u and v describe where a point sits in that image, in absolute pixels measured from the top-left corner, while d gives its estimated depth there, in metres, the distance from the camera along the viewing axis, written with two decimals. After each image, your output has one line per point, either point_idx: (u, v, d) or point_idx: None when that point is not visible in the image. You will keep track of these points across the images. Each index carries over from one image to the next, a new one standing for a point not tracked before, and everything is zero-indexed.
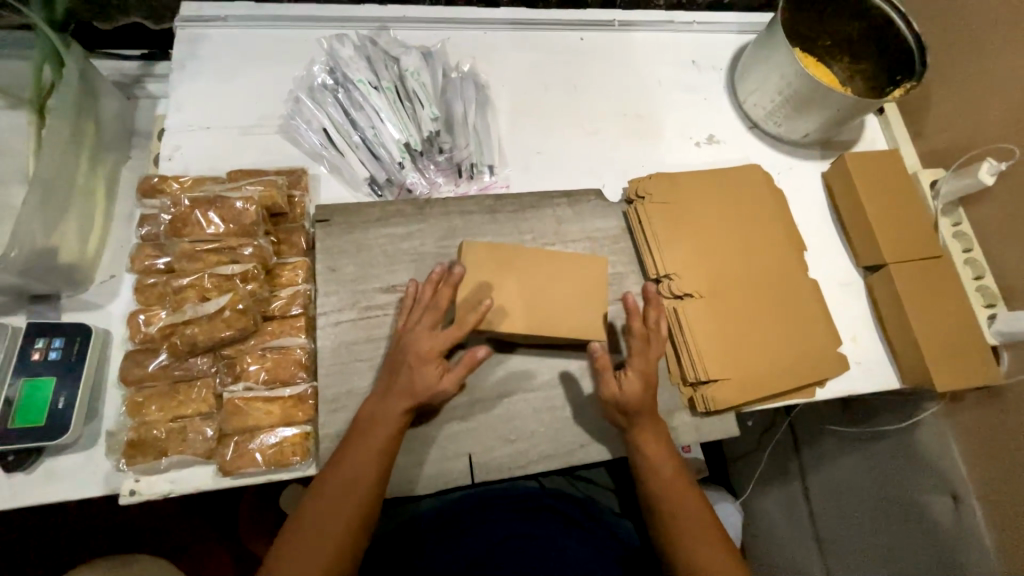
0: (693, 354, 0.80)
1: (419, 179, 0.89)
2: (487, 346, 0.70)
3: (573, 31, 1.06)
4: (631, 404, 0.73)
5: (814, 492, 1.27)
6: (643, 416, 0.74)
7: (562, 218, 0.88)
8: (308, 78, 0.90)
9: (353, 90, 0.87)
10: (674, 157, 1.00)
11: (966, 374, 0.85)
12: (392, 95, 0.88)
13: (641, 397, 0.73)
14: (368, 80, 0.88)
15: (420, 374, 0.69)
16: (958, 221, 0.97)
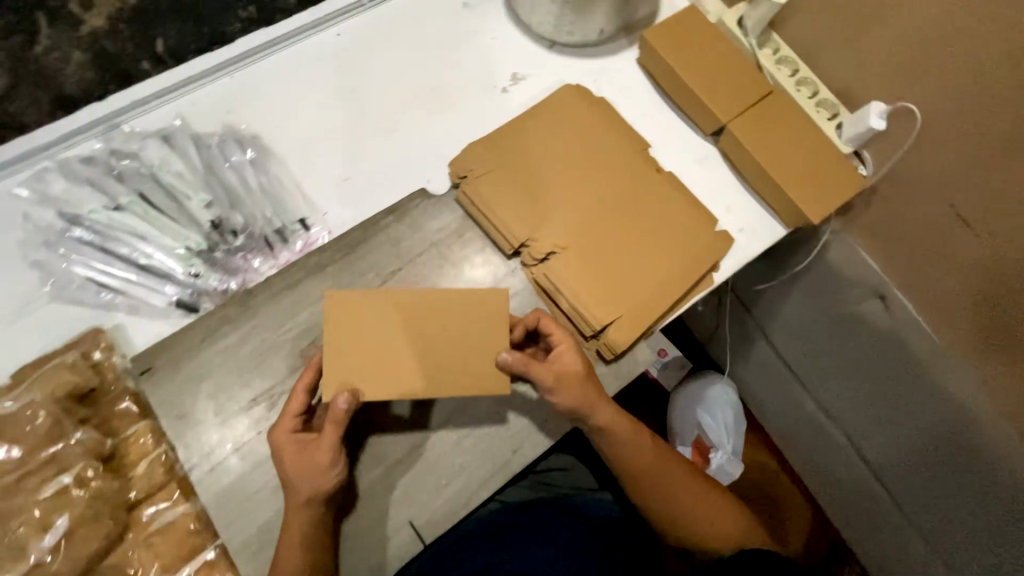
0: (580, 309, 0.77)
1: (224, 277, 0.77)
2: (349, 390, 0.63)
3: (324, 32, 0.94)
4: (581, 390, 0.70)
5: (778, 347, 1.30)
6: (603, 405, 0.72)
7: (397, 237, 0.80)
8: (47, 230, 0.76)
9: (92, 225, 0.76)
10: (490, 115, 0.91)
11: (833, 195, 0.85)
12: (139, 209, 0.76)
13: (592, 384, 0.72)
14: (118, 202, 0.76)
15: (292, 453, 0.64)
16: (777, 47, 0.94)
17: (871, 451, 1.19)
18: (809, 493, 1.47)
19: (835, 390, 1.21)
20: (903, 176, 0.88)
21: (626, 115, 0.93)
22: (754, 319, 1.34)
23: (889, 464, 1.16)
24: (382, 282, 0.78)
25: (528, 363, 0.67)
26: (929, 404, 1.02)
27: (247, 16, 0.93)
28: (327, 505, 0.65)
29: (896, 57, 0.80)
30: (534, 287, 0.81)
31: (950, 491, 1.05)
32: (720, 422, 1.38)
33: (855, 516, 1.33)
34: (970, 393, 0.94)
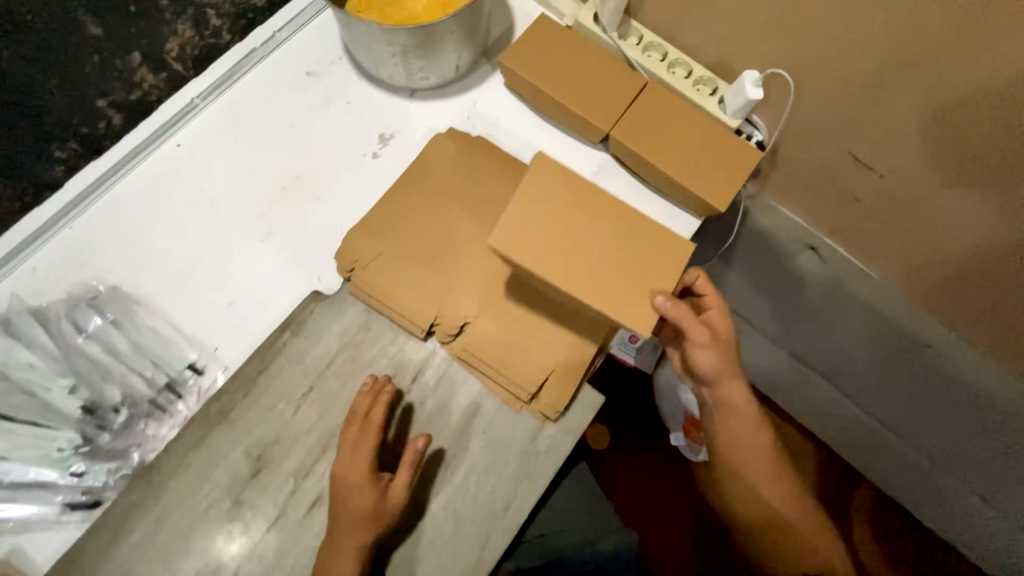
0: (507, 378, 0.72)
1: (110, 465, 0.68)
2: (425, 435, 0.67)
3: (163, 146, 0.84)
4: (715, 360, 0.77)
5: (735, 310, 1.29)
6: (731, 377, 0.79)
7: (298, 353, 0.72)
8: None
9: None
10: (367, 187, 0.83)
11: (735, 175, 0.82)
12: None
13: (725, 360, 0.78)
14: None
15: (351, 489, 0.64)
16: (641, 35, 0.90)
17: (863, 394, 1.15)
18: (826, 447, 1.38)
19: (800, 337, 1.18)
20: (798, 131, 0.85)
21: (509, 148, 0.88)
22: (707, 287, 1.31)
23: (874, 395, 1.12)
24: (295, 409, 0.70)
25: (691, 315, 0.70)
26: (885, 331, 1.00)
27: (65, 154, 0.81)
28: None
29: (754, 20, 0.76)
30: (455, 367, 0.74)
31: (933, 413, 1.03)
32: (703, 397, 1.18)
33: (861, 457, 1.27)
34: (918, 318, 0.95)
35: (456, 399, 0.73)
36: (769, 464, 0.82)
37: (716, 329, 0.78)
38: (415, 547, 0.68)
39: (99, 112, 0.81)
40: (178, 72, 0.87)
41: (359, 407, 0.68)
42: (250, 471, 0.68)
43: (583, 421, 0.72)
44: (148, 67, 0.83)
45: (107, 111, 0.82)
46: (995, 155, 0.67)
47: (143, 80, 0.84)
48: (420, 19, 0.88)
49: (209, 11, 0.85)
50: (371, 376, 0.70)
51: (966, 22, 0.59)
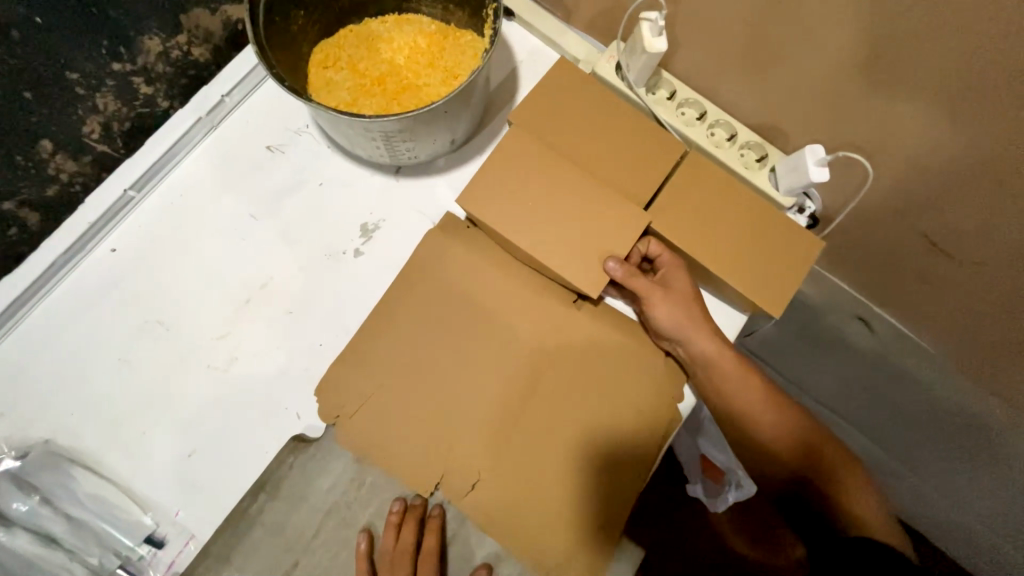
0: (522, 547, 0.61)
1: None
2: (487, 565, 0.62)
3: (94, 252, 0.70)
4: (670, 311, 0.66)
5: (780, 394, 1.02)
6: (699, 326, 0.66)
7: (280, 520, 0.61)
8: None
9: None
10: (348, 294, 0.69)
11: (793, 270, 0.68)
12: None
13: (687, 310, 0.66)
14: None
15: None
16: (674, 88, 0.74)
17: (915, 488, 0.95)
18: None
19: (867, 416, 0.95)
20: (863, 210, 0.71)
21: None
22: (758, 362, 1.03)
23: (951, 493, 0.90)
24: None
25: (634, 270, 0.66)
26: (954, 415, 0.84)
27: None
28: None
29: (816, 88, 0.61)
30: (464, 529, 0.64)
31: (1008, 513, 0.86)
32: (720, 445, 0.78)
33: None
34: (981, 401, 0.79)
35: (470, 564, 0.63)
36: (782, 417, 0.70)
37: (676, 285, 0.68)
38: None
39: (8, 216, 0.65)
40: (107, 153, 0.71)
41: (398, 543, 0.61)
42: None
43: None
44: (64, 154, 0.66)
45: (19, 213, 0.66)
46: None
47: (61, 170, 0.67)
48: (403, 75, 0.72)
49: (136, 80, 0.68)
50: (399, 501, 0.62)
51: None
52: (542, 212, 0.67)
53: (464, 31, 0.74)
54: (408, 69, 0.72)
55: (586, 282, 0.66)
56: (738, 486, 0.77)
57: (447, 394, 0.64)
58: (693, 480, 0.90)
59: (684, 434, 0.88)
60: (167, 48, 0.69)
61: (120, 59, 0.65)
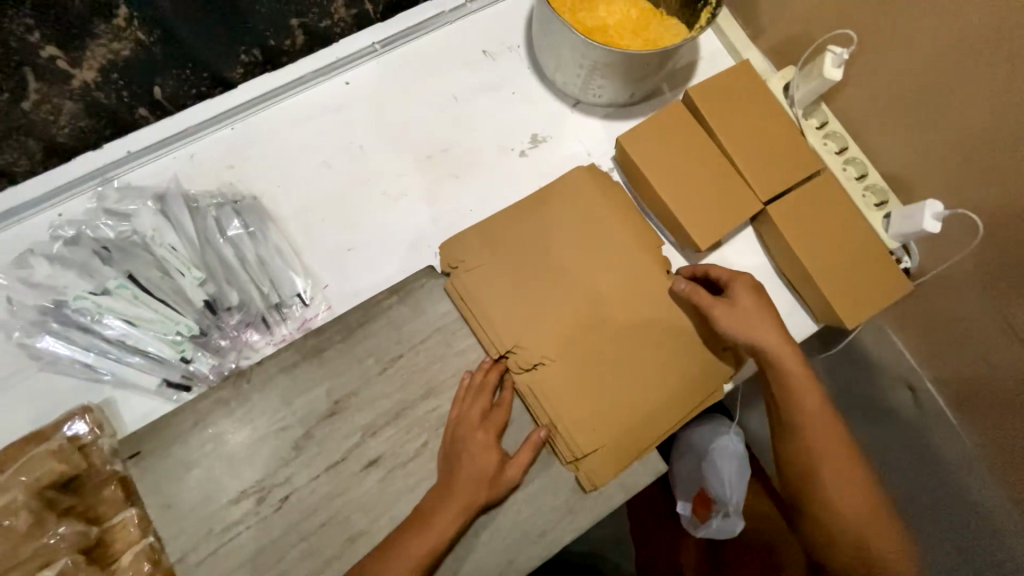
0: (563, 434, 0.71)
1: (212, 361, 0.73)
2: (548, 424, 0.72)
3: (332, 78, 0.88)
4: (737, 323, 0.71)
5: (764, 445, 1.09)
6: (765, 332, 0.71)
7: (400, 320, 0.76)
8: (30, 305, 0.71)
9: (71, 314, 0.69)
10: (504, 182, 0.85)
11: (876, 299, 0.77)
12: (127, 294, 0.70)
13: (752, 318, 0.72)
14: (103, 284, 0.70)
15: (475, 453, 0.69)
16: (826, 120, 0.85)
17: None
18: None
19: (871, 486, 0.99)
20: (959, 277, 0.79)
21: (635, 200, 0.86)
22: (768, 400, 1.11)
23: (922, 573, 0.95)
24: (382, 369, 0.74)
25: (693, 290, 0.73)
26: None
27: (248, 59, 0.85)
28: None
29: (961, 153, 0.71)
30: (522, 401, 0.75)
31: None
32: (729, 480, 0.97)
33: None
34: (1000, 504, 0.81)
35: (531, 426, 0.74)
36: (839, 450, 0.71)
37: (744, 296, 0.72)
38: (463, 546, 0.69)
39: (288, 30, 0.84)
40: (366, 12, 0.90)
41: (484, 379, 0.73)
42: (326, 411, 0.72)
43: (639, 483, 0.73)
44: (343, 2, 0.85)
45: (295, 30, 0.85)
46: None
47: (336, 13, 0.86)
48: (609, 34, 0.86)
49: None
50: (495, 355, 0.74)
51: None
52: (683, 173, 0.80)
53: (671, 15, 0.87)
54: (615, 29, 0.87)
55: (698, 238, 0.78)
56: (727, 515, 0.98)
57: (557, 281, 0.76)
58: (680, 497, 1.06)
59: (692, 461, 1.05)
60: None
61: None
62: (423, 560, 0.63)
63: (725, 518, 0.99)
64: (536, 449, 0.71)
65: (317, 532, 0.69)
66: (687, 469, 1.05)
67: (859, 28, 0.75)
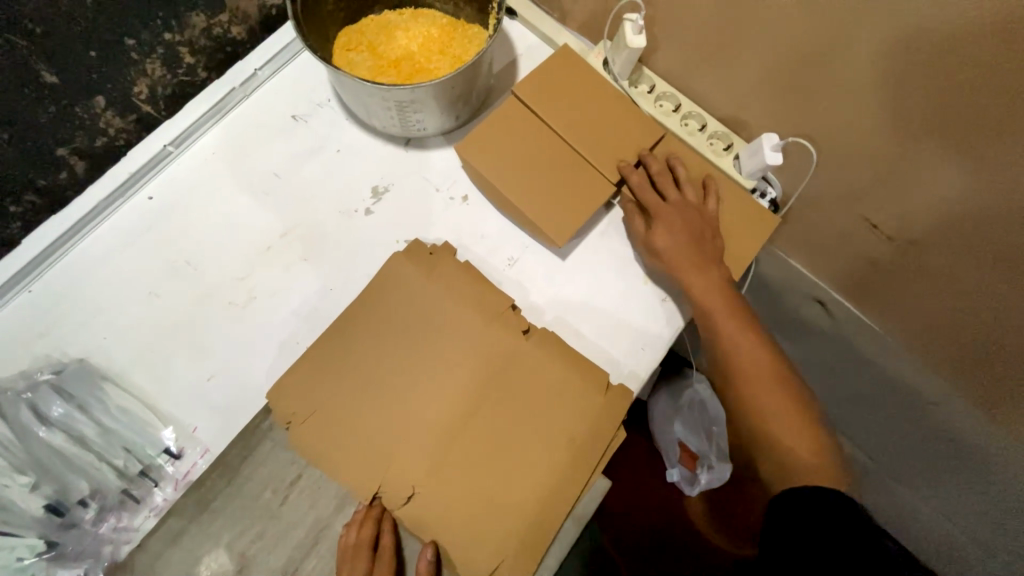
0: (462, 553, 0.64)
1: (75, 574, 0.63)
2: (432, 542, 0.65)
3: (131, 197, 0.78)
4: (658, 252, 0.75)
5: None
6: (687, 267, 0.73)
7: (286, 437, 0.68)
8: None
9: None
10: (357, 247, 0.78)
11: (754, 240, 0.78)
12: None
13: (680, 242, 0.73)
14: None
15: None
16: (653, 83, 0.85)
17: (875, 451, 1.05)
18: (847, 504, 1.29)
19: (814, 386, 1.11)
20: (816, 195, 0.81)
21: (502, 219, 0.81)
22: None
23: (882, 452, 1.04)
24: (282, 499, 0.66)
25: (631, 209, 0.79)
26: (896, 385, 0.94)
27: (22, 208, 0.74)
28: None
29: (772, 83, 0.72)
30: (408, 530, 0.67)
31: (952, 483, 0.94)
32: (700, 433, 1.00)
33: None
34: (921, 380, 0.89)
35: (420, 546, 0.67)
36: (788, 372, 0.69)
37: (680, 214, 0.74)
38: None
39: (58, 161, 0.74)
40: (148, 113, 0.80)
41: (359, 536, 0.64)
42: (234, 567, 0.64)
43: (589, 508, 0.69)
44: (113, 111, 0.75)
45: (68, 159, 0.74)
46: (1007, 248, 0.64)
47: (110, 126, 0.76)
48: (416, 60, 0.82)
49: (182, 50, 0.77)
50: (368, 500, 0.65)
51: (991, 126, 0.56)
52: (532, 180, 0.77)
53: (472, 23, 0.84)
54: (421, 53, 0.82)
55: (558, 236, 0.75)
56: (711, 467, 0.99)
57: (440, 337, 0.71)
58: (670, 464, 1.10)
59: (665, 426, 1.08)
60: (211, 25, 0.78)
61: (171, 30, 0.73)
62: None
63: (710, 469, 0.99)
64: (431, 575, 0.64)
65: None
66: (665, 435, 1.09)
67: None
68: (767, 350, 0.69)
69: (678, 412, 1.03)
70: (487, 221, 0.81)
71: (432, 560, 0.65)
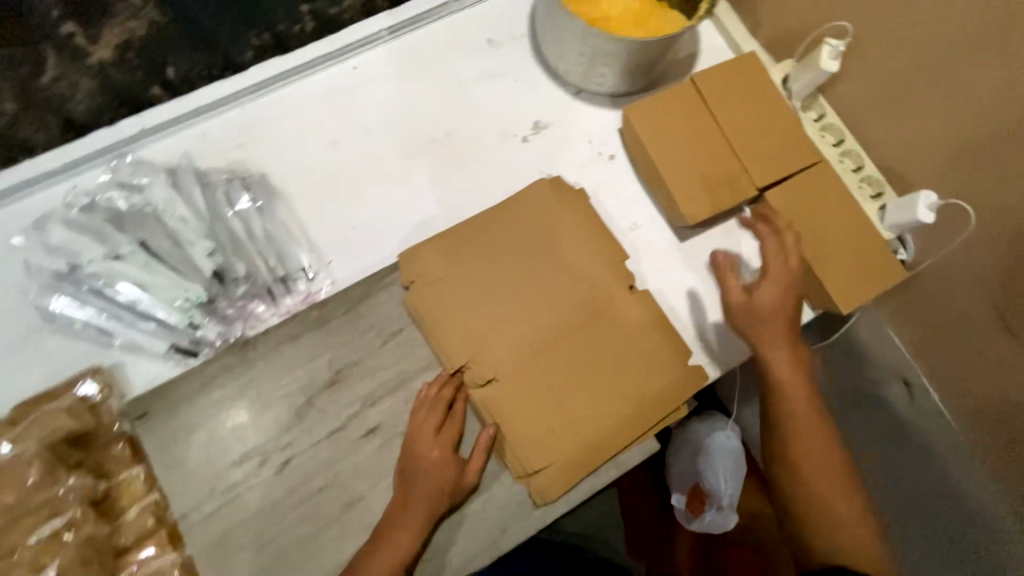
0: (516, 446, 0.71)
1: (221, 329, 0.76)
2: (494, 424, 0.72)
3: (340, 63, 0.90)
4: (760, 313, 0.73)
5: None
6: (788, 332, 0.72)
7: (401, 296, 0.78)
8: (47, 268, 0.75)
9: (90, 277, 0.73)
10: (505, 167, 0.87)
11: (870, 285, 0.79)
12: (138, 259, 0.74)
13: (779, 311, 0.72)
14: (106, 252, 0.74)
15: (432, 464, 0.69)
16: (823, 113, 0.87)
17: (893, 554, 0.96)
18: None
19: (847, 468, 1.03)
20: (941, 272, 0.81)
21: (638, 187, 0.87)
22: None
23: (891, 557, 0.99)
24: (381, 343, 0.77)
25: (726, 270, 0.76)
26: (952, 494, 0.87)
27: (260, 42, 0.89)
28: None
29: (949, 146, 0.73)
30: (476, 412, 0.74)
31: None
32: (724, 473, 0.94)
33: None
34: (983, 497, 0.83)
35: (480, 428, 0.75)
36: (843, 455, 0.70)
37: (776, 288, 0.73)
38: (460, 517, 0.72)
39: (299, 15, 0.90)
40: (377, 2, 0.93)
41: (437, 395, 0.72)
42: (327, 380, 0.75)
43: (632, 461, 0.74)
44: None
45: (306, 16, 0.90)
46: None
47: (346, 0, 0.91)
48: (610, 24, 0.88)
49: None
50: (451, 370, 0.74)
51: None
52: (682, 159, 0.81)
53: (673, 8, 0.89)
54: (616, 20, 0.88)
55: (689, 214, 0.80)
56: (720, 509, 0.94)
57: (556, 263, 0.79)
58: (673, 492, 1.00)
59: (683, 451, 0.99)
60: None
61: None
62: (427, 523, 0.68)
63: (721, 512, 0.94)
64: (486, 452, 0.72)
65: (316, 496, 0.71)
66: (681, 462, 1.01)
67: (857, 21, 0.77)
68: (834, 441, 0.70)
69: (706, 443, 0.97)
70: (623, 185, 0.87)
71: (490, 440, 0.72)
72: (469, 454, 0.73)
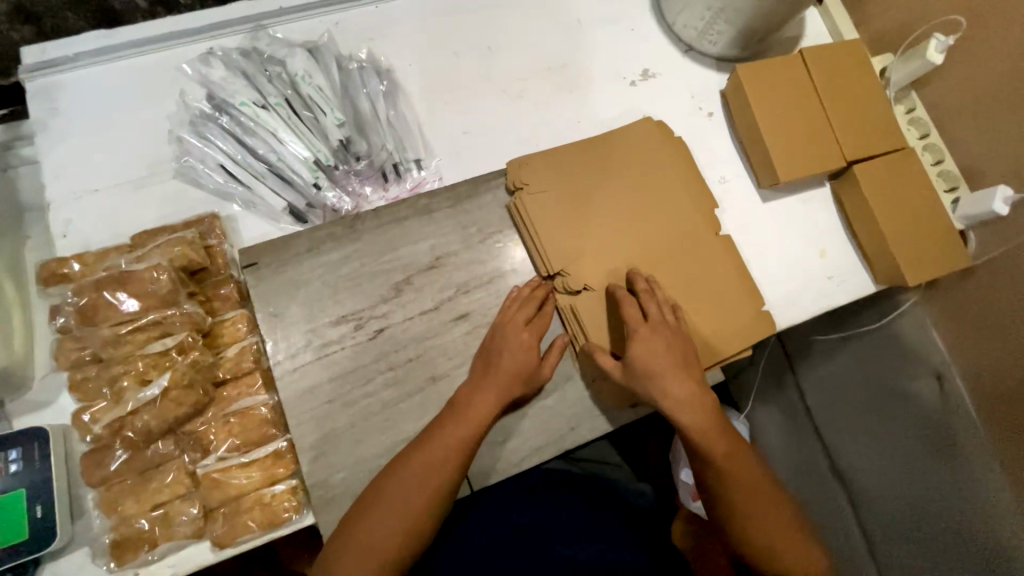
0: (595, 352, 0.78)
1: (341, 196, 0.81)
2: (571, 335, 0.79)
3: None
4: (635, 367, 0.71)
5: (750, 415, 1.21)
6: (678, 376, 0.70)
7: (504, 201, 0.83)
8: (187, 111, 0.80)
9: (239, 118, 0.78)
10: (611, 105, 0.93)
11: (939, 264, 0.85)
12: (283, 112, 0.79)
13: (656, 357, 0.71)
14: (253, 100, 0.78)
15: (517, 350, 0.74)
16: (912, 107, 0.94)
17: (880, 536, 1.00)
18: None
19: (857, 452, 1.06)
20: None
21: (732, 146, 0.93)
22: (786, 356, 1.24)
23: (882, 541, 1.00)
24: (481, 240, 0.81)
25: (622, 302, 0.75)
26: (968, 490, 0.86)
27: None
28: (474, 449, 0.69)
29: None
30: (560, 317, 0.81)
31: None
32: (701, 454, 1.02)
33: None
34: (999, 492, 0.82)
35: (561, 333, 0.80)
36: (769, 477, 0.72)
37: (633, 341, 0.71)
38: (531, 409, 0.77)
39: None
40: None
41: (531, 293, 0.78)
42: (427, 264, 0.79)
43: None
44: None
45: None
46: None
47: None
48: None
49: None
50: (545, 275, 0.80)
51: None
52: (783, 122, 0.87)
53: None
54: None
55: (783, 173, 0.85)
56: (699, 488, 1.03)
57: (653, 196, 0.84)
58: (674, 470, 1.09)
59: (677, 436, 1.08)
60: None
61: None
62: (500, 404, 0.72)
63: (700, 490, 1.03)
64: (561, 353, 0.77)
65: (404, 366, 0.75)
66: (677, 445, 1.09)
67: (969, 16, 0.82)
68: (764, 476, 0.71)
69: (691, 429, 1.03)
70: (717, 141, 0.93)
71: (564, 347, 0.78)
72: (545, 352, 0.78)
